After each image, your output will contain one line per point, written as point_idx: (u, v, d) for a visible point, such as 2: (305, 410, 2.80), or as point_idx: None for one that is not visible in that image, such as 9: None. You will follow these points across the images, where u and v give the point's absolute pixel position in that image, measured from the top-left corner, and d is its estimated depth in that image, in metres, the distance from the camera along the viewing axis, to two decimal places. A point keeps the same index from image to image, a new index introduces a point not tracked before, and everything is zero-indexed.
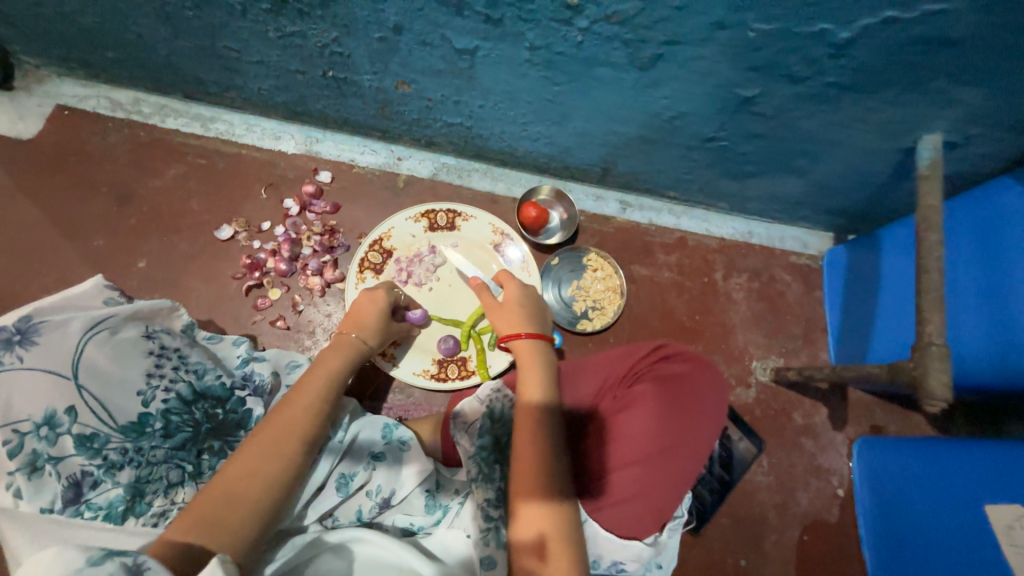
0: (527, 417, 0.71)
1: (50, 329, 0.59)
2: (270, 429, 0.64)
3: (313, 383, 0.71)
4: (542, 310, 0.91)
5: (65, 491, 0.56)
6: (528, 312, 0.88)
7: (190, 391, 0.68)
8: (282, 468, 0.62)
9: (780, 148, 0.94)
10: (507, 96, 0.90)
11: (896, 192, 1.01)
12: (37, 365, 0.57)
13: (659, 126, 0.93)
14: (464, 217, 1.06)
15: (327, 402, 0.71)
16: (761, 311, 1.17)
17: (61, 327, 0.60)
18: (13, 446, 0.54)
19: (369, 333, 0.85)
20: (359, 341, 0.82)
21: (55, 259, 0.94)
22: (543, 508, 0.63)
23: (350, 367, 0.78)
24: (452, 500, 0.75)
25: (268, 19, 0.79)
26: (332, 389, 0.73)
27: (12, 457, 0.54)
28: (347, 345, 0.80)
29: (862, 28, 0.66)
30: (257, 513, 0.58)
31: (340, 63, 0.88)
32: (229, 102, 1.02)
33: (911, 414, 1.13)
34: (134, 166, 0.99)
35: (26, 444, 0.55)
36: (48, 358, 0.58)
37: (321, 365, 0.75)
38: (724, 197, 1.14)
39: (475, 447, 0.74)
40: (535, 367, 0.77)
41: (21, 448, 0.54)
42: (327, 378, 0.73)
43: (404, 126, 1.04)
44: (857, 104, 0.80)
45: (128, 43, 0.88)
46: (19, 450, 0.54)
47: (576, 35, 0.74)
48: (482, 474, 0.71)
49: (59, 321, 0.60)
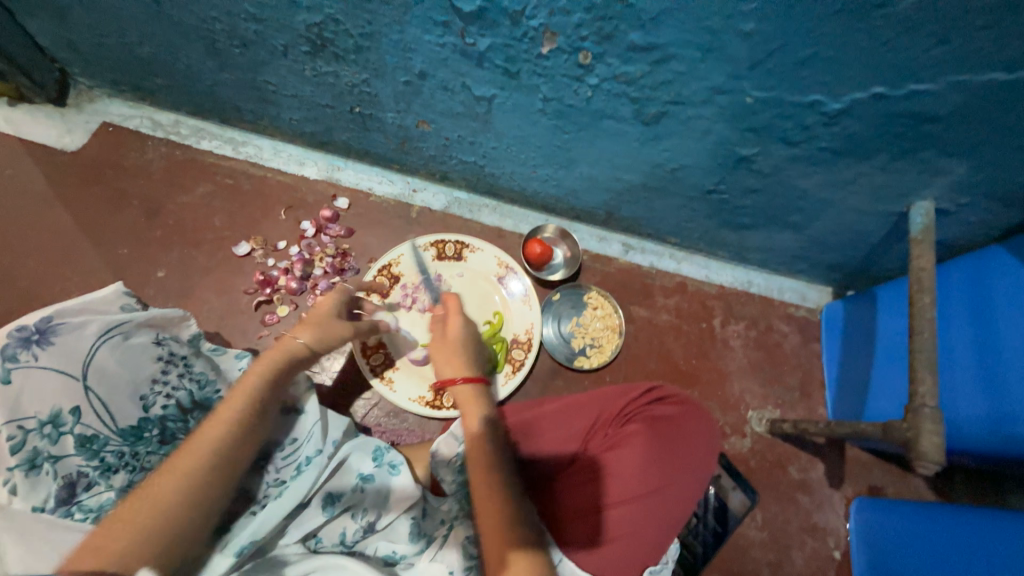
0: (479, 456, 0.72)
1: (68, 331, 0.61)
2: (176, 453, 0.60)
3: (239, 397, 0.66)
4: (480, 348, 0.93)
5: (59, 490, 0.58)
6: (470, 354, 0.89)
7: (189, 400, 0.70)
8: (183, 494, 0.58)
9: (778, 204, 0.98)
10: (519, 140, 0.96)
11: (892, 252, 1.04)
12: (51, 364, 0.59)
13: (661, 177, 0.98)
14: (472, 248, 1.10)
15: (242, 416, 0.64)
16: (759, 360, 1.18)
17: (78, 329, 0.62)
18: (16, 442, 0.56)
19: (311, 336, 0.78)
20: (297, 343, 0.75)
21: (81, 265, 0.99)
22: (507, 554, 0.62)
23: (282, 373, 0.71)
24: (437, 531, 0.75)
25: (306, 59, 0.87)
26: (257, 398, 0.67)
27: (13, 453, 0.56)
28: (279, 348, 0.73)
29: (851, 100, 0.71)
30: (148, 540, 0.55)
31: (367, 101, 0.95)
32: (261, 128, 1.09)
33: (910, 476, 1.11)
34: (165, 182, 1.06)
35: (28, 441, 0.56)
36: (63, 359, 0.60)
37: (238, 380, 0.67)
38: (724, 246, 1.17)
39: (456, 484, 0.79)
40: (475, 411, 0.80)
41: (23, 445, 0.56)
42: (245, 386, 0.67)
43: (421, 161, 1.10)
44: (850, 167, 0.84)
45: (177, 72, 0.96)
46: (21, 447, 0.56)
47: (587, 91, 0.80)
48: (462, 512, 0.77)
49: (76, 323, 0.62)
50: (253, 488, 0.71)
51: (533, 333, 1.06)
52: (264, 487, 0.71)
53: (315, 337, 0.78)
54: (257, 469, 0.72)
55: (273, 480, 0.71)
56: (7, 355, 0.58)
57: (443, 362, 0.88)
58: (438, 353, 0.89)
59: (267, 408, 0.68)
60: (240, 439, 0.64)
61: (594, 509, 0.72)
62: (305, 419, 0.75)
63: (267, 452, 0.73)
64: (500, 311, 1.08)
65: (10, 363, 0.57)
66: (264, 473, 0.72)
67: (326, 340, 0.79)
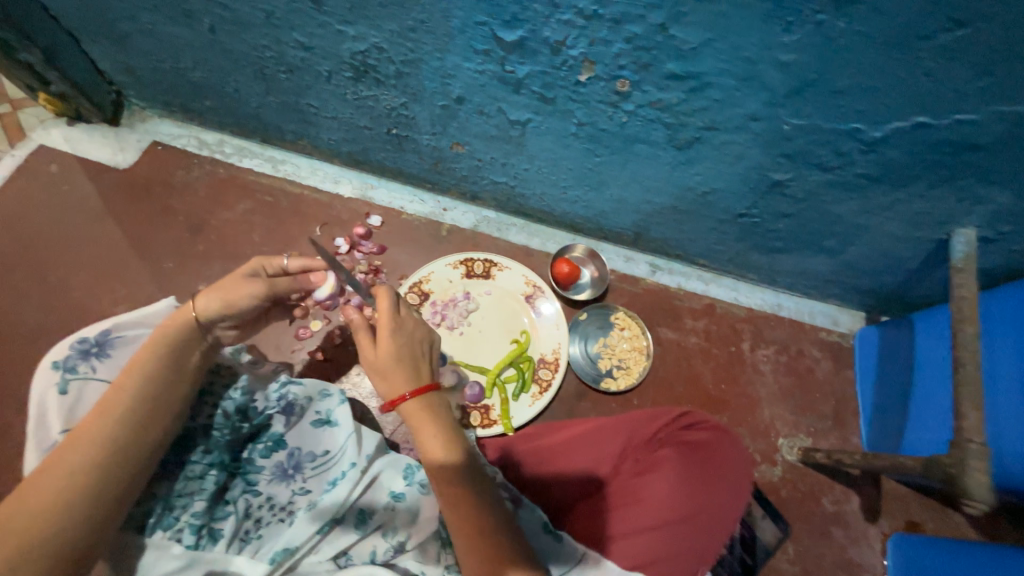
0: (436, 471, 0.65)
1: (124, 344, 0.64)
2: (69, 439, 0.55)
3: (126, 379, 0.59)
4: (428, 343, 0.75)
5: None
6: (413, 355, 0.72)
7: (234, 408, 0.70)
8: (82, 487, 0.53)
9: (812, 230, 0.96)
10: (551, 162, 0.98)
11: (930, 279, 1.01)
12: (108, 377, 0.61)
13: (692, 200, 0.98)
14: (500, 267, 1.12)
15: (126, 404, 0.57)
16: (789, 386, 1.15)
17: (133, 343, 0.65)
18: None
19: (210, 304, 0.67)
20: (191, 316, 0.66)
21: (127, 278, 1.03)
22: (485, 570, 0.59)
23: (173, 350, 0.63)
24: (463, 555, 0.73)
25: (349, 84, 0.90)
26: (148, 383, 0.59)
27: None
28: (168, 326, 0.64)
29: (892, 129, 0.70)
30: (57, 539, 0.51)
31: (403, 124, 0.98)
32: (300, 148, 1.14)
33: (951, 513, 1.06)
34: (209, 199, 1.10)
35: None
36: (119, 372, 0.62)
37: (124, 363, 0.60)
38: (754, 269, 1.16)
39: None
40: (427, 425, 0.68)
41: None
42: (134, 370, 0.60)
43: (452, 181, 1.13)
44: (888, 195, 0.83)
45: (226, 95, 1.01)
46: None
47: (621, 116, 0.81)
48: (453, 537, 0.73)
49: (132, 337, 0.65)
50: (278, 495, 0.72)
51: (560, 353, 1.06)
52: (293, 497, 0.72)
53: (223, 306, 0.68)
54: (283, 479, 0.73)
55: (298, 489, 0.73)
56: (68, 367, 0.60)
57: (380, 375, 0.70)
58: (374, 361, 0.70)
59: (165, 396, 0.60)
60: (133, 432, 0.57)
61: (625, 534, 0.70)
62: (337, 431, 0.79)
63: (296, 461, 0.74)
64: (527, 330, 1.09)
65: (70, 375, 0.59)
66: (291, 483, 0.73)
67: (232, 310, 0.69)
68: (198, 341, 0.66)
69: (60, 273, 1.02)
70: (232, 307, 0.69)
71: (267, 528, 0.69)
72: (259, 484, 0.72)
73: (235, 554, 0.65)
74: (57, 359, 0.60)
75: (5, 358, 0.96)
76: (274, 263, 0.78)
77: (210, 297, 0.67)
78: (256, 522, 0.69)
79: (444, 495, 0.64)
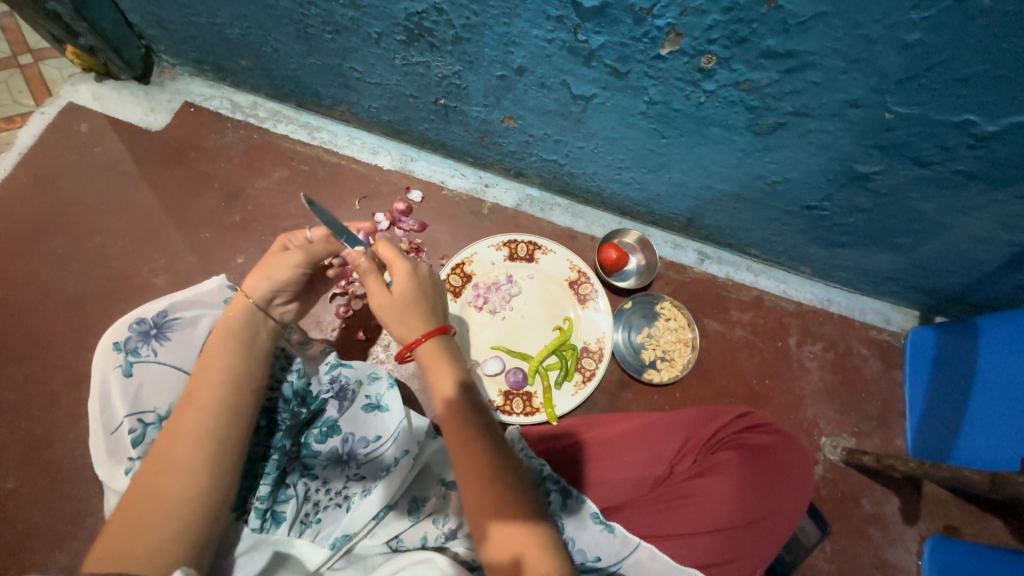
0: (452, 419, 0.63)
1: (181, 326, 0.67)
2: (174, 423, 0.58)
3: (213, 365, 0.62)
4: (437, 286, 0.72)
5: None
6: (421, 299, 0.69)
7: (292, 391, 0.71)
8: (185, 464, 0.55)
9: (887, 225, 0.90)
10: (610, 141, 0.91)
11: (1004, 282, 0.95)
12: (167, 359, 0.65)
13: (759, 189, 0.91)
14: (544, 250, 1.08)
15: (216, 396, 0.60)
16: (834, 384, 1.12)
17: (190, 325, 0.68)
18: (137, 434, 0.61)
19: (256, 281, 0.70)
20: (246, 300, 0.68)
21: (166, 246, 1.00)
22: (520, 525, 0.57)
23: (241, 335, 0.66)
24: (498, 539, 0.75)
25: (399, 48, 0.83)
26: (226, 372, 0.62)
27: (135, 445, 0.61)
28: (230, 316, 0.67)
29: (1011, 123, 0.63)
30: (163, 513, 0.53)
31: (453, 93, 0.91)
32: (338, 114, 1.08)
33: (992, 519, 1.05)
34: (245, 166, 1.05)
35: (147, 434, 0.62)
36: (177, 355, 0.66)
37: (208, 347, 0.64)
38: (809, 262, 1.11)
39: None
40: (440, 368, 0.66)
41: (143, 437, 0.62)
42: (213, 360, 0.62)
43: (498, 156, 1.07)
44: (985, 194, 0.76)
45: (263, 55, 0.95)
46: (142, 439, 0.62)
47: (700, 96, 0.74)
48: None
49: (189, 319, 0.68)
50: (333, 479, 0.73)
51: (604, 342, 1.03)
52: (348, 483, 0.73)
53: (268, 283, 0.70)
54: (337, 464, 0.73)
55: (353, 474, 0.73)
56: (130, 349, 0.63)
57: (397, 320, 0.67)
58: (388, 308, 0.67)
59: (243, 381, 0.62)
60: (225, 421, 0.59)
61: (683, 534, 0.69)
62: (388, 416, 0.77)
63: (350, 448, 0.74)
64: (570, 318, 1.06)
65: (132, 356, 0.63)
66: (346, 468, 0.74)
67: (277, 284, 0.71)
68: (260, 325, 0.68)
69: (97, 240, 0.99)
70: (277, 282, 0.71)
71: (325, 512, 0.71)
72: (316, 468, 0.72)
73: (296, 537, 0.67)
74: (118, 340, 0.63)
75: (48, 326, 0.95)
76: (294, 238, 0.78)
77: (256, 279, 0.69)
78: (314, 505, 0.71)
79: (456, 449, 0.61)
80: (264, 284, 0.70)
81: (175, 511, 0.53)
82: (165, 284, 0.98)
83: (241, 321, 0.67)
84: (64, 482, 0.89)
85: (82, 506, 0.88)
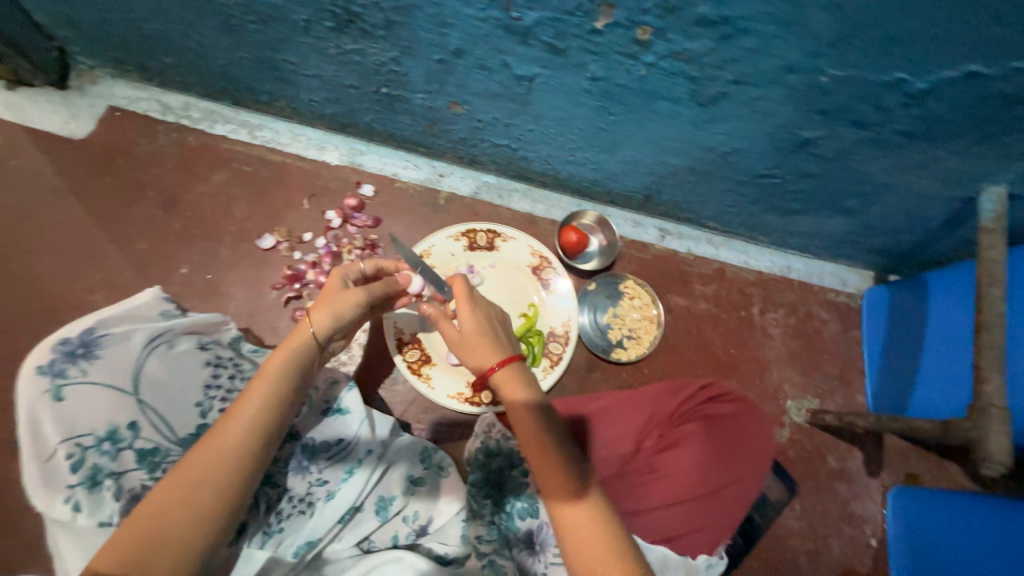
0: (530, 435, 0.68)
1: (114, 343, 0.64)
2: (210, 440, 0.60)
3: (260, 388, 0.64)
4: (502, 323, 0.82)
5: (124, 505, 0.61)
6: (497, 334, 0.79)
7: None
8: (220, 481, 0.58)
9: (837, 189, 0.91)
10: (560, 122, 0.90)
11: (948, 238, 0.98)
12: (99, 379, 0.61)
13: (711, 160, 0.91)
14: (504, 238, 1.06)
15: (262, 418, 0.63)
16: (797, 349, 1.15)
17: (123, 340, 0.65)
18: (75, 459, 0.58)
19: (325, 317, 0.72)
20: (310, 332, 0.70)
21: (100, 262, 0.94)
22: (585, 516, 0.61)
23: (302, 369, 0.68)
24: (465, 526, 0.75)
25: (331, 36, 0.79)
26: (276, 395, 0.65)
27: (74, 470, 0.58)
28: (293, 344, 0.69)
29: (940, 79, 0.64)
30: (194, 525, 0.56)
31: (395, 81, 0.87)
32: (278, 111, 1.03)
33: (948, 464, 1.10)
34: (181, 171, 1.00)
35: (88, 458, 0.59)
36: (111, 373, 0.62)
37: (265, 367, 0.66)
38: (767, 232, 1.12)
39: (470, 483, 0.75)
40: (515, 404, 0.71)
41: (83, 462, 0.58)
42: (268, 380, 0.65)
43: (449, 143, 1.04)
44: (923, 152, 0.77)
45: (188, 51, 0.89)
46: (82, 464, 0.58)
47: (641, 70, 0.73)
48: (473, 510, 0.72)
49: (120, 334, 0.65)
50: (294, 487, 0.70)
51: (570, 326, 1.03)
52: (311, 488, 0.70)
53: (334, 318, 0.73)
54: (296, 470, 0.70)
55: (315, 480, 0.71)
56: (56, 372, 0.59)
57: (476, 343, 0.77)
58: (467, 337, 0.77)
59: (288, 407, 0.66)
60: (264, 444, 0.63)
61: (653, 509, 0.70)
62: (350, 418, 0.75)
63: (310, 452, 0.71)
64: (535, 303, 1.05)
65: (60, 379, 0.59)
66: (306, 474, 0.71)
67: (341, 321, 0.74)
68: (318, 359, 0.71)
69: (23, 259, 0.93)
70: (341, 320, 0.73)
71: (288, 521, 0.68)
72: (274, 476, 0.70)
73: (257, 547, 0.66)
74: (41, 364, 0.59)
75: None
76: (352, 269, 0.81)
77: (325, 313, 0.71)
78: (275, 514, 0.68)
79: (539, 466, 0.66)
80: (329, 318, 0.72)
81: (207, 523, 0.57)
82: (105, 300, 0.93)
83: (304, 354, 0.69)
84: (12, 517, 0.85)
85: (34, 539, 0.84)
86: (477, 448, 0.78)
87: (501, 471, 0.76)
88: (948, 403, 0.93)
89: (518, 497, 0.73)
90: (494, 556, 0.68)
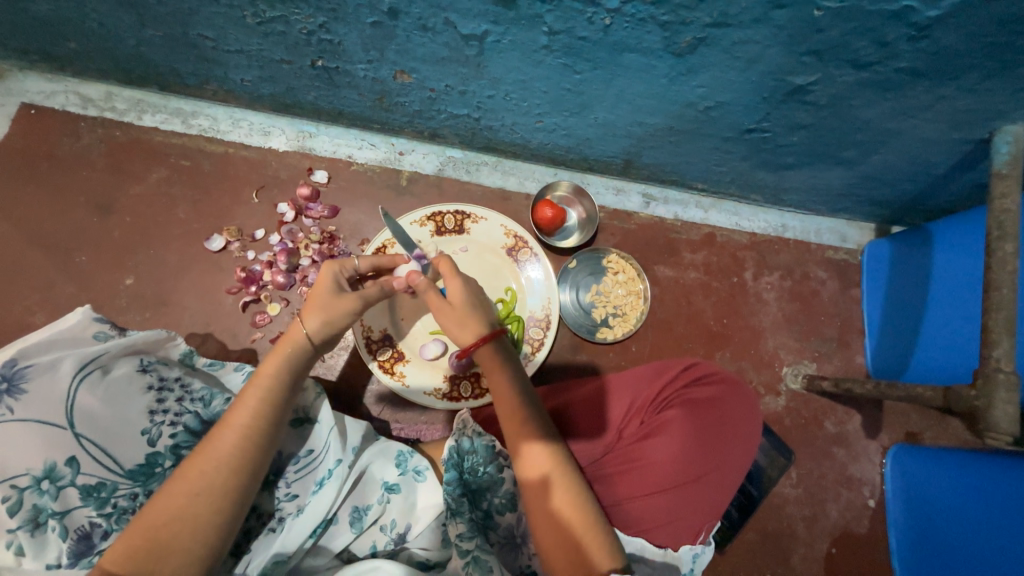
0: (527, 422, 0.66)
1: (39, 374, 0.53)
2: (208, 447, 0.56)
3: (257, 393, 0.60)
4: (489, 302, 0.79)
5: (72, 545, 0.53)
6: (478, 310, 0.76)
7: (198, 422, 0.63)
8: (225, 490, 0.54)
9: (832, 141, 0.82)
10: (520, 85, 0.78)
11: (957, 183, 0.89)
12: (29, 416, 0.52)
13: (692, 117, 0.81)
14: (474, 218, 0.98)
15: (259, 426, 0.58)
16: (794, 313, 1.10)
17: (50, 370, 0.54)
18: (12, 503, 0.50)
19: (319, 322, 0.69)
20: (303, 335, 0.67)
21: (36, 279, 0.92)
22: (575, 499, 0.61)
23: (290, 378, 0.63)
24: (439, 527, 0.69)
25: (243, 3, 0.67)
26: (272, 401, 0.60)
27: (12, 514, 0.50)
28: (287, 347, 0.65)
29: (954, 5, 0.53)
30: (200, 539, 0.52)
31: (330, 52, 0.76)
32: (211, 95, 0.94)
33: (950, 419, 1.07)
34: (112, 171, 0.96)
35: (26, 500, 0.50)
36: (41, 408, 0.52)
37: (257, 371, 0.62)
38: (758, 190, 1.03)
39: (442, 482, 0.68)
40: (498, 382, 0.71)
41: (21, 504, 0.50)
42: (263, 387, 0.61)
43: (404, 118, 0.94)
44: (930, 91, 0.67)
45: (90, 32, 0.79)
46: (19, 507, 0.50)
47: (604, 18, 0.60)
48: (450, 508, 0.66)
49: (47, 363, 0.54)
50: (265, 504, 0.68)
51: (551, 309, 0.97)
52: (280, 504, 0.67)
53: (325, 326, 0.69)
54: (267, 486, 0.68)
55: (285, 495, 0.68)
56: None
57: (453, 328, 0.75)
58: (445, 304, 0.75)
59: (284, 415, 0.61)
60: (262, 453, 0.58)
61: (635, 497, 0.69)
62: (319, 428, 0.71)
63: (278, 467, 0.69)
64: (512, 288, 0.99)
65: None
66: (275, 489, 0.68)
67: (334, 325, 0.70)
68: (312, 365, 0.67)
69: None
70: (332, 321, 0.70)
71: (255, 542, 0.65)
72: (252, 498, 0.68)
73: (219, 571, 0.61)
74: None
75: None
76: (344, 268, 0.77)
77: (317, 318, 0.68)
78: (246, 537, 0.66)
79: (517, 448, 0.65)
80: (320, 321, 0.69)
81: (215, 534, 0.53)
82: (48, 320, 0.91)
83: (299, 357, 0.66)
84: None
85: None
86: (449, 447, 0.71)
87: (474, 469, 0.71)
88: (951, 367, 0.85)
89: (495, 494, 0.70)
90: (478, 552, 0.61)
